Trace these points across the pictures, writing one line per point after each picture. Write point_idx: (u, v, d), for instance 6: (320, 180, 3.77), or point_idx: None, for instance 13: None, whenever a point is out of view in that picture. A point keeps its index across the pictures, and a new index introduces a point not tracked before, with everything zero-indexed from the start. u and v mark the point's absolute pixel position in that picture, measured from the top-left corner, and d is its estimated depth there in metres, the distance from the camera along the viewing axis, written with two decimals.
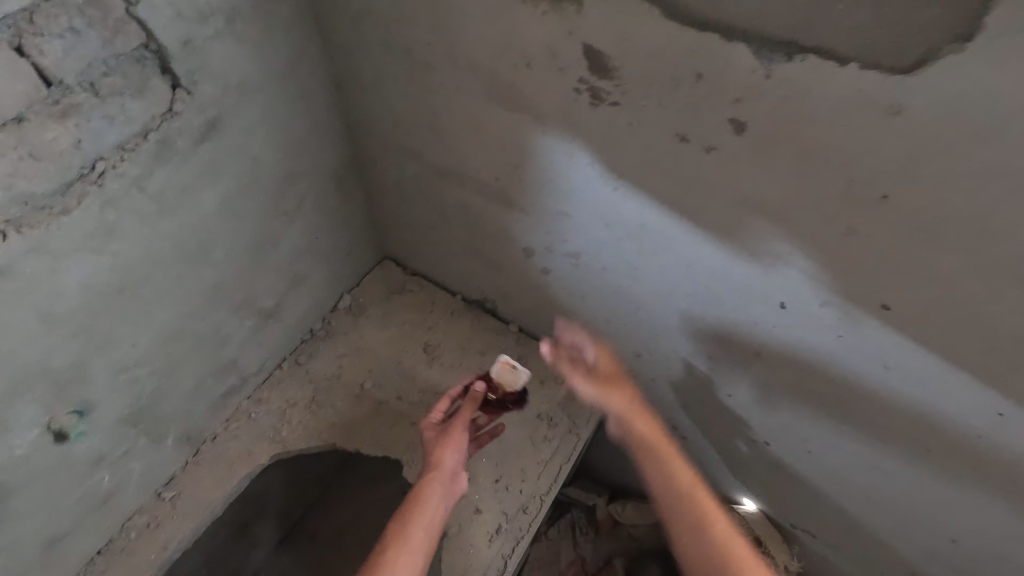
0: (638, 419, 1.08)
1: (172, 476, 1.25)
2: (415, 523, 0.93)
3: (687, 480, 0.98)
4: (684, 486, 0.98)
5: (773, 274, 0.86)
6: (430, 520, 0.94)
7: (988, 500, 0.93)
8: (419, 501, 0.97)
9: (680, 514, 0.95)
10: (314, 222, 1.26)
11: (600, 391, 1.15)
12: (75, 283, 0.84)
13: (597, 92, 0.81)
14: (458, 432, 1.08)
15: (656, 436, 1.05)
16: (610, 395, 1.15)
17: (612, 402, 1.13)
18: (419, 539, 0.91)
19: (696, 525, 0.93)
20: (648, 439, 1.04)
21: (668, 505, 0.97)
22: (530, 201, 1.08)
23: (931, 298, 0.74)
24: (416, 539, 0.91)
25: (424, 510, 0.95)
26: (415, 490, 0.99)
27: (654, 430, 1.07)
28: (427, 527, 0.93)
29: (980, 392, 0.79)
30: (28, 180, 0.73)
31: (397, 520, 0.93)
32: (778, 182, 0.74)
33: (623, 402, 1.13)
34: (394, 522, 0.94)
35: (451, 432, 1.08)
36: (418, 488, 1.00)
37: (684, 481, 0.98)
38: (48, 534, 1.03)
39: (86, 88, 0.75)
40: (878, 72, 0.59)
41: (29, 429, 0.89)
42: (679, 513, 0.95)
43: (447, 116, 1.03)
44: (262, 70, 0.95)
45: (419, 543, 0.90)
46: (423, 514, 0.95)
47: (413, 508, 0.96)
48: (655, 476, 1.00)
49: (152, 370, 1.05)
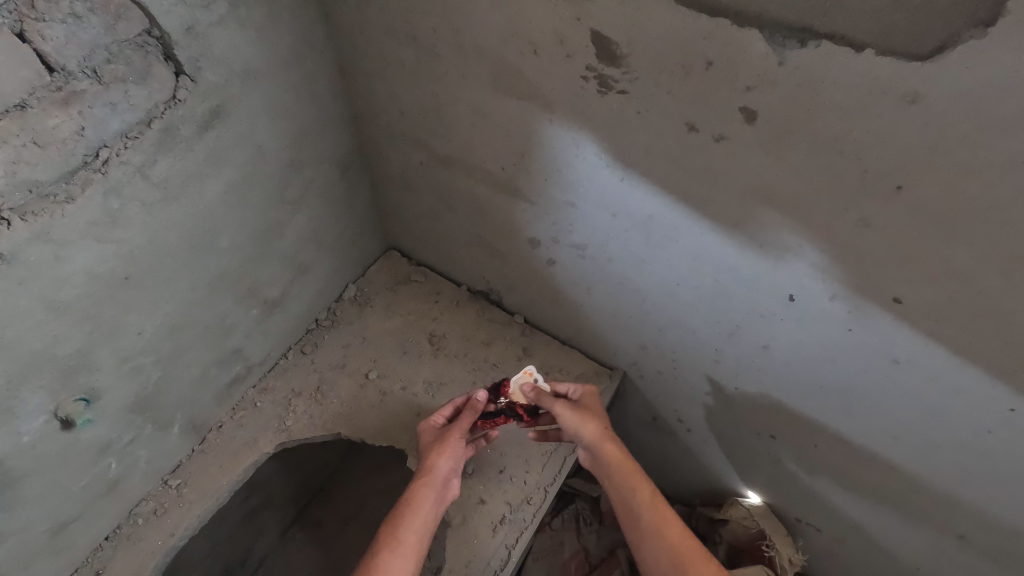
0: (605, 448, 1.06)
1: (179, 463, 1.26)
2: (408, 528, 0.97)
3: (648, 495, 1.01)
4: (645, 501, 1.01)
5: (783, 266, 0.84)
6: (421, 526, 0.98)
7: (997, 497, 0.92)
8: (412, 506, 1.00)
9: (640, 527, 0.99)
10: (319, 211, 1.25)
11: (574, 419, 1.07)
12: (80, 271, 0.84)
13: (606, 79, 0.79)
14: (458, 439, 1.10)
15: (619, 453, 1.05)
16: (583, 425, 1.07)
17: (584, 433, 1.07)
18: (410, 545, 0.95)
19: (655, 538, 0.97)
20: (616, 468, 1.04)
21: (631, 518, 1.01)
22: (536, 191, 1.07)
23: (944, 292, 0.72)
24: (409, 544, 0.95)
25: (417, 516, 0.99)
26: (409, 495, 1.02)
27: (617, 451, 1.06)
28: (418, 532, 0.97)
29: (992, 387, 0.78)
30: (31, 167, 0.73)
31: (391, 525, 0.97)
32: (788, 173, 0.73)
33: (594, 432, 1.07)
34: (387, 526, 0.98)
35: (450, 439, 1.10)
36: (412, 492, 1.03)
37: (645, 496, 1.01)
38: (56, 520, 1.04)
39: (90, 75, 0.75)
40: (895, 60, 0.58)
41: (36, 416, 0.89)
42: (642, 526, 0.99)
43: (453, 104, 1.02)
44: (266, 57, 0.94)
45: (410, 548, 0.94)
46: (416, 519, 0.98)
47: (407, 512, 0.99)
48: (617, 492, 1.03)
49: (157, 359, 1.06)
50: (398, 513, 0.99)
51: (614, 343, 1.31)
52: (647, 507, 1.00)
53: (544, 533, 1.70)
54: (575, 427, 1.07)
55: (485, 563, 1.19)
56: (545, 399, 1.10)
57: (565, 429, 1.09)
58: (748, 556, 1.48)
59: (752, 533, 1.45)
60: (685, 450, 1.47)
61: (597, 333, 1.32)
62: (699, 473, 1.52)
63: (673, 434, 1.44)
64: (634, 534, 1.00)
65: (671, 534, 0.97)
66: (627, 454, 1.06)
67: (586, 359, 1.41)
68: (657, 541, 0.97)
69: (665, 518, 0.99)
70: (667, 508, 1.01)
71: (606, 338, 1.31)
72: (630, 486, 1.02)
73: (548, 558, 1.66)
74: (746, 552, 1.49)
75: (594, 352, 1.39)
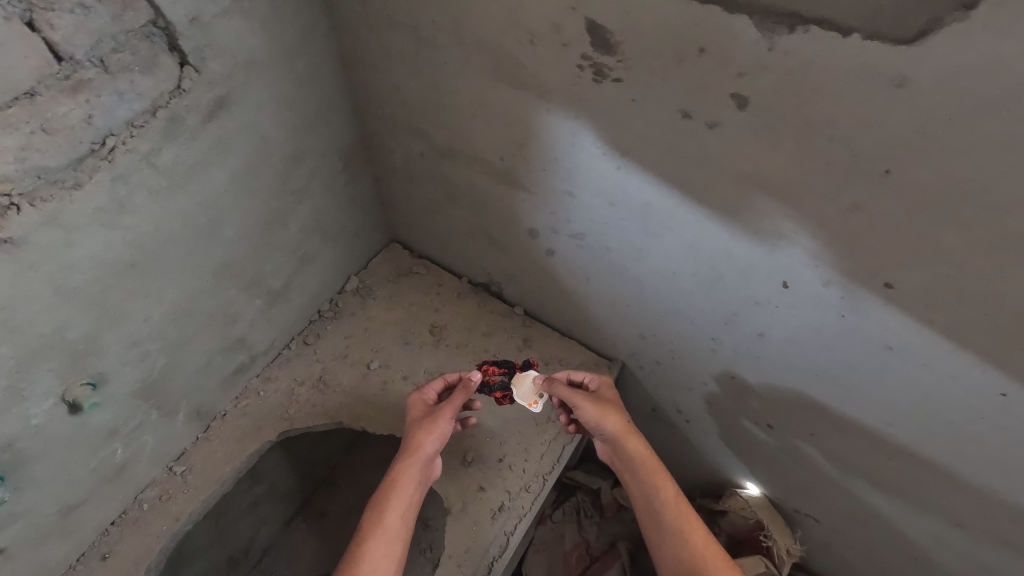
0: (628, 441, 1.05)
1: (184, 450, 1.28)
2: (391, 512, 0.98)
3: (672, 494, 1.00)
4: (669, 501, 1.00)
5: (776, 253, 0.86)
6: (405, 507, 1.00)
7: (992, 481, 0.93)
8: (395, 490, 1.01)
9: (662, 526, 0.98)
10: (322, 202, 1.27)
11: (595, 411, 1.07)
12: (86, 257, 0.86)
13: (601, 68, 0.81)
14: (442, 412, 1.10)
15: (641, 449, 1.05)
16: (605, 417, 1.07)
17: (603, 424, 1.07)
18: (394, 529, 0.96)
19: (674, 539, 0.96)
20: (640, 460, 1.04)
21: (653, 516, 1.00)
22: (535, 181, 1.08)
23: (934, 276, 0.73)
24: (394, 528, 0.96)
25: (397, 505, 0.99)
26: (394, 481, 1.02)
27: (640, 445, 1.05)
28: (402, 516, 0.98)
29: (984, 372, 0.79)
30: (41, 153, 0.75)
31: (376, 513, 0.98)
32: (780, 159, 0.74)
33: (615, 424, 1.06)
34: (370, 512, 0.99)
35: (435, 414, 1.10)
36: (398, 477, 1.03)
37: (669, 495, 1.00)
38: (64, 503, 1.07)
39: (97, 64, 0.76)
40: (881, 44, 0.59)
41: (45, 399, 0.92)
42: (664, 524, 0.98)
43: (453, 94, 1.04)
44: (269, 49, 0.96)
45: (394, 533, 0.96)
46: (398, 502, 0.99)
47: (389, 495, 1.00)
48: (640, 490, 1.03)
49: (164, 345, 1.08)
50: (381, 497, 1.00)
51: (612, 333, 1.32)
52: (670, 508, 0.99)
53: (545, 525, 1.72)
54: (595, 418, 1.07)
55: (484, 549, 1.21)
56: (564, 390, 1.10)
57: (585, 421, 1.09)
58: (748, 547, 1.51)
59: (750, 523, 1.47)
60: (683, 440, 1.48)
61: (596, 323, 1.33)
62: (698, 464, 1.53)
63: (671, 425, 1.46)
64: (655, 535, 0.99)
65: (693, 536, 0.95)
66: (651, 452, 1.05)
67: (585, 350, 1.43)
68: (677, 541, 0.95)
69: (686, 519, 0.97)
70: (690, 510, 1.00)
71: (604, 329, 1.33)
72: (652, 484, 1.02)
73: (550, 548, 1.68)
74: (746, 542, 1.52)
75: (593, 343, 1.41)
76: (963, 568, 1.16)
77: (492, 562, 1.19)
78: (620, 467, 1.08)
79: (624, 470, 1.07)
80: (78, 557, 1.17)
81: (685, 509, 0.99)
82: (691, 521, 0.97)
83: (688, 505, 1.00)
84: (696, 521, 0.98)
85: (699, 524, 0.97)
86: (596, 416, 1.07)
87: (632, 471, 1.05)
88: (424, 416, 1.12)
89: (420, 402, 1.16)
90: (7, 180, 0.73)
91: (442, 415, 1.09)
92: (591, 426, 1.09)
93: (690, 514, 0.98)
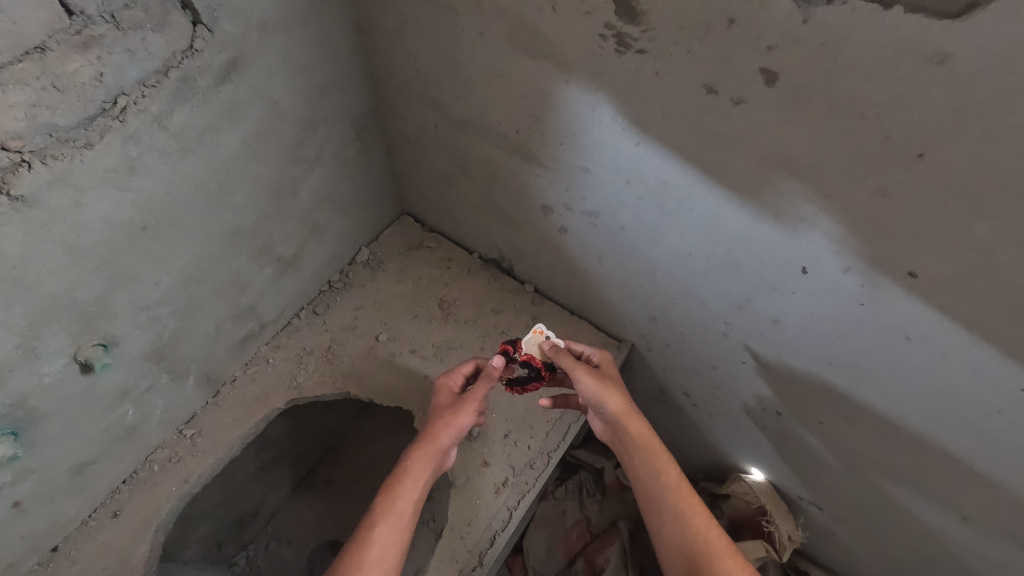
0: (631, 421, 1.03)
1: (193, 414, 1.30)
2: (402, 495, 0.97)
3: (674, 478, 0.99)
4: (670, 483, 0.98)
5: (796, 236, 0.83)
6: (415, 489, 0.98)
7: (1006, 478, 0.91)
8: (407, 472, 1.00)
9: (662, 510, 0.97)
10: (334, 171, 1.26)
11: (597, 388, 1.06)
12: (98, 218, 0.85)
13: (624, 38, 0.78)
14: (463, 406, 1.09)
15: (644, 431, 1.03)
16: (606, 396, 1.05)
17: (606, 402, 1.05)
18: (405, 513, 0.95)
19: (675, 523, 0.95)
20: (642, 440, 1.02)
21: (653, 499, 0.98)
22: (550, 155, 1.06)
23: (960, 266, 0.71)
24: (405, 513, 0.95)
25: (407, 488, 0.98)
26: (406, 459, 1.03)
27: (641, 426, 1.03)
28: (413, 501, 0.97)
29: (1005, 367, 0.77)
30: (51, 111, 0.74)
31: (387, 493, 0.97)
32: (806, 140, 0.72)
33: (615, 403, 1.05)
34: (381, 494, 0.98)
35: (456, 407, 1.09)
36: (409, 458, 1.03)
37: (670, 478, 0.99)
38: (76, 461, 1.08)
39: (108, 20, 0.74)
40: (924, 17, 0.56)
41: (56, 358, 0.92)
42: (664, 508, 0.97)
43: (469, 63, 1.01)
44: (283, 9, 0.94)
45: (404, 516, 0.95)
46: (409, 485, 0.98)
47: (401, 475, 1.00)
48: (640, 471, 1.01)
49: (175, 309, 1.08)
50: (392, 480, 0.99)
51: (623, 313, 1.31)
52: (672, 490, 0.97)
53: (547, 502, 1.74)
54: (597, 397, 1.06)
55: (486, 522, 1.22)
56: (569, 360, 1.09)
57: (585, 396, 1.08)
58: (748, 532, 1.51)
59: (753, 509, 1.47)
60: (690, 424, 1.48)
61: (607, 303, 1.32)
62: (703, 448, 1.53)
63: (678, 408, 1.45)
64: (655, 517, 0.98)
65: (695, 520, 0.94)
66: (652, 433, 1.03)
67: (594, 329, 1.41)
68: (679, 526, 0.94)
69: (688, 503, 0.96)
70: (691, 493, 0.98)
71: (615, 309, 1.32)
72: (653, 467, 1.00)
73: (550, 525, 1.70)
74: (746, 527, 1.52)
75: (602, 323, 1.40)
76: (968, 562, 1.16)
77: (494, 535, 1.20)
78: (618, 446, 1.07)
79: (623, 450, 1.05)
80: (90, 513, 1.19)
81: (687, 494, 0.97)
82: (695, 506, 0.96)
83: (689, 489, 0.99)
84: (696, 507, 0.96)
85: (702, 510, 0.96)
86: (600, 394, 1.05)
87: (631, 451, 1.03)
88: (447, 403, 1.12)
89: (440, 387, 1.16)
90: (17, 136, 0.72)
91: (462, 407, 1.08)
92: (592, 404, 1.08)
93: (692, 500, 0.97)
